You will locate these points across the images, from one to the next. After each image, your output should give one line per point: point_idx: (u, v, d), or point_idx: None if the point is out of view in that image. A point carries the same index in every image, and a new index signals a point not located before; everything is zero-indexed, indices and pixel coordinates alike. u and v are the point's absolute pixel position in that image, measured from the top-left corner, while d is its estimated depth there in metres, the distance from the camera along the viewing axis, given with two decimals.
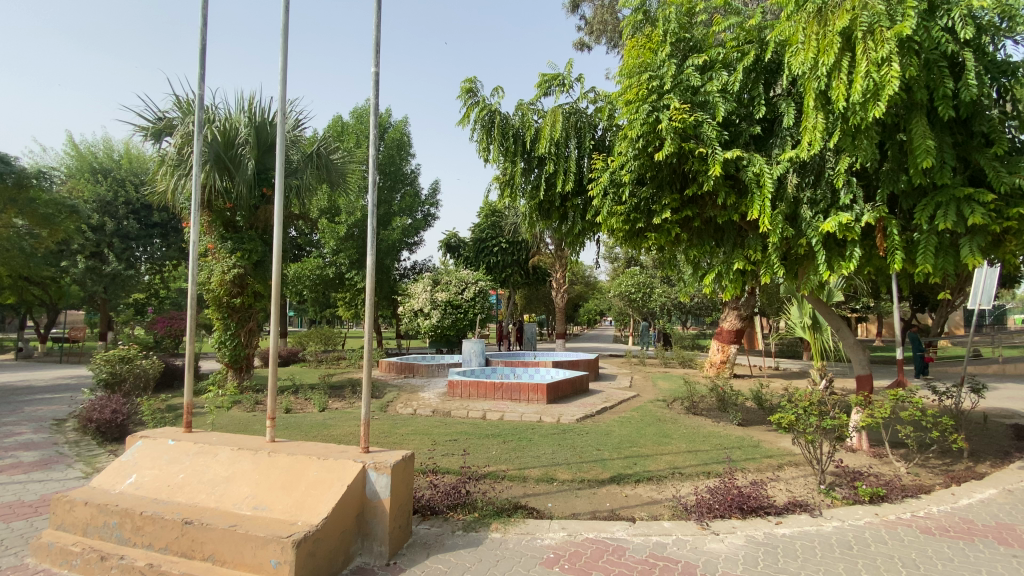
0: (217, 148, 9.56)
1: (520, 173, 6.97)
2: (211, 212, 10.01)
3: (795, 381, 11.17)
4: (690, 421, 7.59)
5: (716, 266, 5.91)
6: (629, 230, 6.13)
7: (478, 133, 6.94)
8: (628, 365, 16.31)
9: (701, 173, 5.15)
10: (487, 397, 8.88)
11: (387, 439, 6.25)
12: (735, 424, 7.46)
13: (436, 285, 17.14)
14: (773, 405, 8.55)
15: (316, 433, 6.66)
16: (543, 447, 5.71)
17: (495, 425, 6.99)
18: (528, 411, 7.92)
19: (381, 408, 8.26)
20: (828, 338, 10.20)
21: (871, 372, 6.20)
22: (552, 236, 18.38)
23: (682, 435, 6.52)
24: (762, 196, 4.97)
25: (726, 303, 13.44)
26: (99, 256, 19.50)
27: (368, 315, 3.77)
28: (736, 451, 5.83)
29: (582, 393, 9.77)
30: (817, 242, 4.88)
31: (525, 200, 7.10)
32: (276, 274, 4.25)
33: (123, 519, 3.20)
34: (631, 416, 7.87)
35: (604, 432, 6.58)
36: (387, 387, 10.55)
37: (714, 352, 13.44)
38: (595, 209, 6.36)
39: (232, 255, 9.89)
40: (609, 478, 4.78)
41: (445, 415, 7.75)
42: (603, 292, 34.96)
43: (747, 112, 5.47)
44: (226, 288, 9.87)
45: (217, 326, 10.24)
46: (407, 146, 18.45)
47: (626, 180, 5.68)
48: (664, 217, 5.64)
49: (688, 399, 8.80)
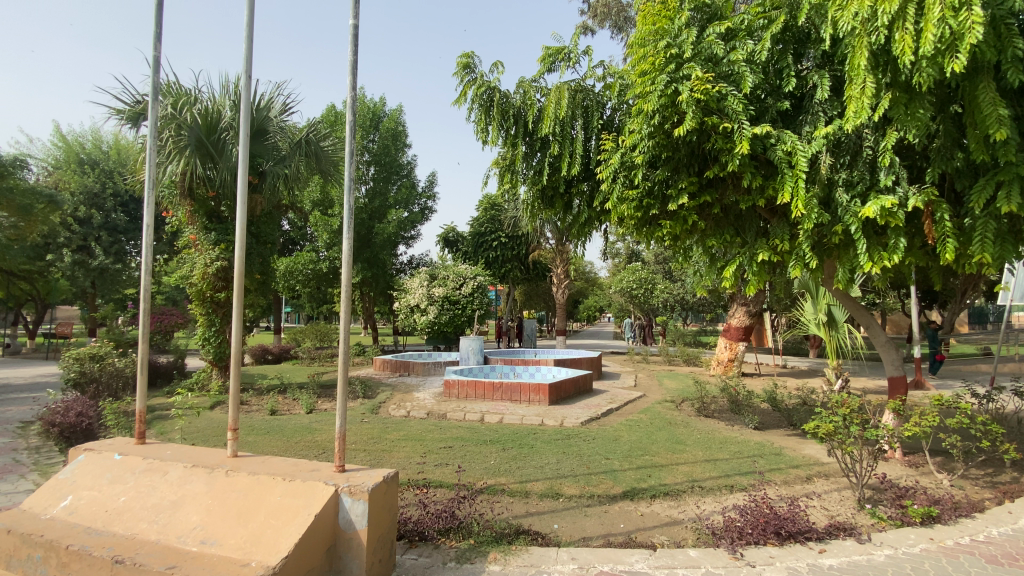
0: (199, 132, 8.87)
1: (522, 157, 6.43)
2: (193, 201, 9.32)
3: (807, 380, 10.67)
4: (703, 425, 7.06)
5: (737, 258, 5.35)
6: (640, 219, 5.58)
7: (476, 111, 6.38)
8: (631, 363, 15.81)
9: (725, 152, 4.61)
10: (485, 398, 8.35)
11: (376, 445, 5.71)
12: (751, 429, 6.97)
13: (432, 280, 16.57)
14: (789, 407, 8.05)
15: (300, 438, 6.13)
16: (546, 456, 5.20)
17: (493, 430, 6.45)
18: (529, 413, 7.41)
19: (372, 410, 7.72)
20: (844, 336, 9.70)
21: (905, 373, 5.69)
22: (554, 230, 17.84)
23: (698, 442, 6.00)
24: (794, 177, 4.43)
25: (735, 300, 12.97)
26: (87, 249, 18.94)
27: (344, 305, 3.24)
28: (758, 461, 5.31)
29: (586, 393, 9.26)
30: (856, 229, 4.34)
31: (527, 186, 6.55)
32: (242, 263, 3.64)
33: (46, 553, 2.69)
34: (639, 419, 7.37)
35: (611, 438, 6.06)
36: (381, 387, 10.06)
37: (721, 350, 12.92)
38: (602, 196, 5.82)
39: (216, 246, 9.33)
40: (622, 494, 4.25)
41: (440, 418, 7.23)
42: (603, 288, 34.44)
43: (774, 86, 4.95)
44: (210, 282, 9.34)
45: (201, 322, 9.71)
46: (404, 136, 17.91)
47: (638, 161, 5.14)
48: (681, 203, 5.11)
49: (699, 400, 8.30)
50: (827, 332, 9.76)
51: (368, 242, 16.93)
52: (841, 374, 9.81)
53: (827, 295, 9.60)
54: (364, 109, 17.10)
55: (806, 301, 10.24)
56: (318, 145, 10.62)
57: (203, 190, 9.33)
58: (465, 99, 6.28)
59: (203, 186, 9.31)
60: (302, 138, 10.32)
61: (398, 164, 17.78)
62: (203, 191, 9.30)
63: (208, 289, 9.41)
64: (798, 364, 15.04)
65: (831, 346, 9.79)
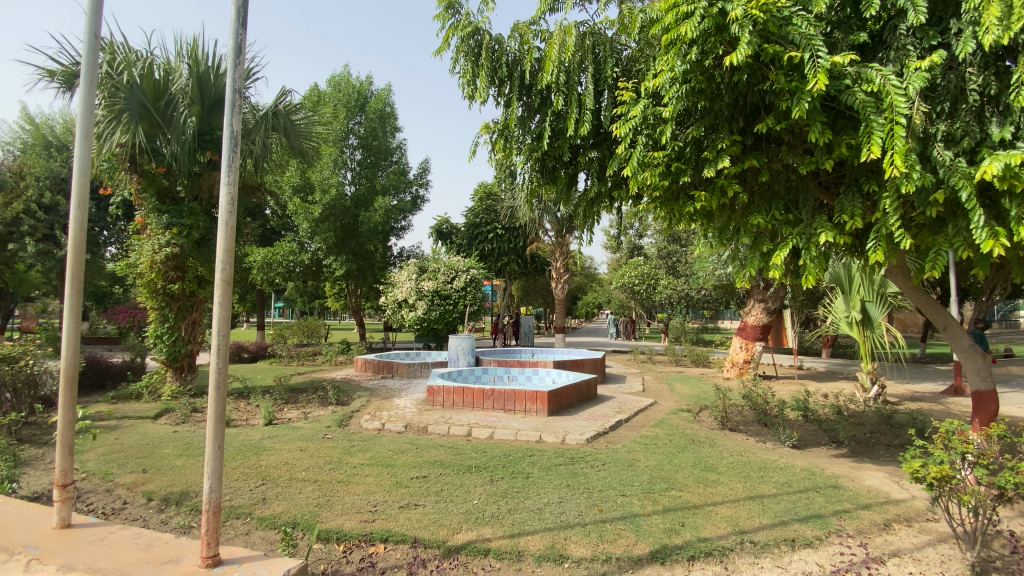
0: (143, 95, 7.64)
1: (517, 120, 5.31)
2: (140, 175, 8.15)
3: (837, 386, 9.53)
4: (733, 444, 5.92)
5: (789, 239, 4.21)
6: (666, 192, 4.44)
7: (462, 61, 5.21)
8: (637, 364, 14.61)
9: (787, 94, 3.49)
10: (475, 407, 7.17)
11: (333, 472, 4.56)
12: (790, 448, 5.85)
13: (422, 273, 15.39)
14: (828, 420, 6.94)
15: (241, 460, 4.93)
16: (544, 491, 4.09)
17: (480, 449, 5.30)
18: (525, 426, 6.27)
19: (340, 422, 6.53)
20: (880, 335, 8.57)
21: (995, 388, 4.62)
22: (553, 221, 16.75)
23: (734, 469, 4.85)
24: (883, 123, 3.29)
25: (750, 296, 11.86)
26: (52, 239, 17.58)
27: (219, 293, 2.41)
28: (816, 498, 4.17)
29: (590, 400, 8.14)
30: (969, 195, 3.20)
31: (523, 156, 5.40)
32: (75, 231, 2.81)
33: None
34: (656, 434, 6.25)
35: (625, 462, 4.92)
36: (358, 391, 8.88)
37: (735, 351, 11.77)
38: (617, 164, 4.68)
39: (167, 231, 8.12)
40: (650, 555, 3.11)
41: (419, 433, 6.06)
42: (603, 284, 33.25)
43: (843, 17, 3.85)
44: (160, 271, 8.15)
45: (152, 318, 8.53)
46: (393, 119, 16.68)
47: (668, 114, 4.00)
48: (721, 167, 3.99)
49: (721, 411, 7.18)
50: (860, 332, 8.63)
51: (352, 232, 15.70)
52: (876, 379, 8.72)
53: (863, 290, 8.45)
54: (348, 89, 15.94)
55: (835, 298, 9.10)
56: (288, 118, 9.36)
57: (151, 165, 8.17)
58: (447, 46, 5.10)
59: (150, 161, 8.15)
60: (269, 110, 9.07)
61: (387, 149, 16.57)
62: (151, 166, 8.15)
63: (159, 280, 8.23)
64: (816, 366, 13.93)
65: (866, 348, 8.67)
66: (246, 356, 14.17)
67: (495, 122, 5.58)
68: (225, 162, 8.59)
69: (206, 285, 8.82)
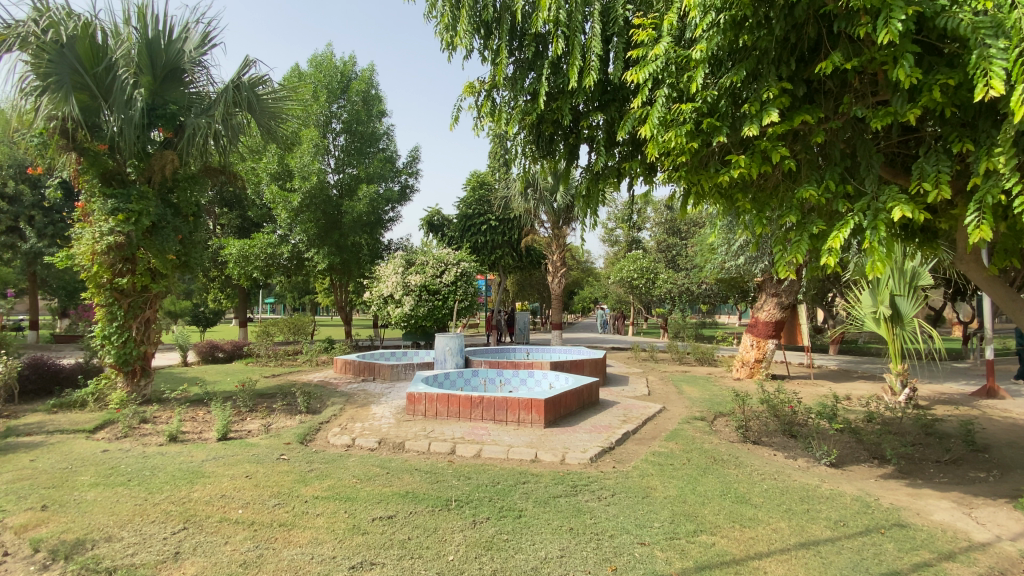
0: (75, 59, 6.85)
1: (507, 76, 4.47)
2: (78, 153, 7.12)
3: (862, 388, 8.67)
4: (762, 463, 5.04)
5: (848, 217, 3.37)
6: (694, 159, 3.59)
7: (441, 4, 4.33)
8: (638, 362, 13.73)
9: (866, 17, 2.65)
10: (461, 417, 6.26)
11: (279, 511, 3.66)
12: (827, 468, 5.00)
13: (409, 267, 14.46)
14: (865, 430, 6.08)
15: (167, 495, 4.01)
16: (542, 539, 3.20)
17: (462, 474, 4.39)
18: (518, 440, 5.40)
19: (302, 437, 5.61)
20: (911, 332, 7.68)
21: None
22: (549, 211, 15.86)
23: (772, 500, 3.97)
24: (1002, 50, 2.45)
25: (762, 290, 10.99)
26: (18, 231, 16.56)
27: None
28: (884, 545, 3.30)
29: (592, 407, 7.25)
30: None
31: (515, 122, 4.55)
32: None
33: None
34: (671, 450, 5.37)
35: (639, 493, 4.03)
36: (333, 397, 7.97)
37: (745, 349, 10.86)
38: (631, 126, 3.83)
39: (111, 217, 7.15)
40: None
41: (394, 451, 5.18)
42: (601, 279, 32.35)
43: None
44: (104, 263, 7.19)
45: (99, 317, 7.57)
46: (378, 102, 15.70)
47: (700, 53, 3.14)
48: (765, 123, 3.15)
49: (742, 420, 6.33)
50: (889, 329, 7.75)
51: (335, 224, 14.72)
52: (906, 382, 7.88)
53: (893, 283, 7.55)
54: (330, 69, 14.96)
55: (860, 292, 8.22)
56: (253, 92, 8.28)
57: (90, 140, 7.17)
58: None
59: (89, 136, 7.20)
60: (229, 83, 8.00)
61: (374, 135, 15.61)
62: (90, 143, 7.14)
63: (105, 274, 7.27)
64: (828, 364, 13.11)
65: (894, 348, 7.80)
66: (221, 356, 13.19)
67: (481, 81, 4.70)
68: (179, 140, 7.79)
69: (160, 279, 7.82)
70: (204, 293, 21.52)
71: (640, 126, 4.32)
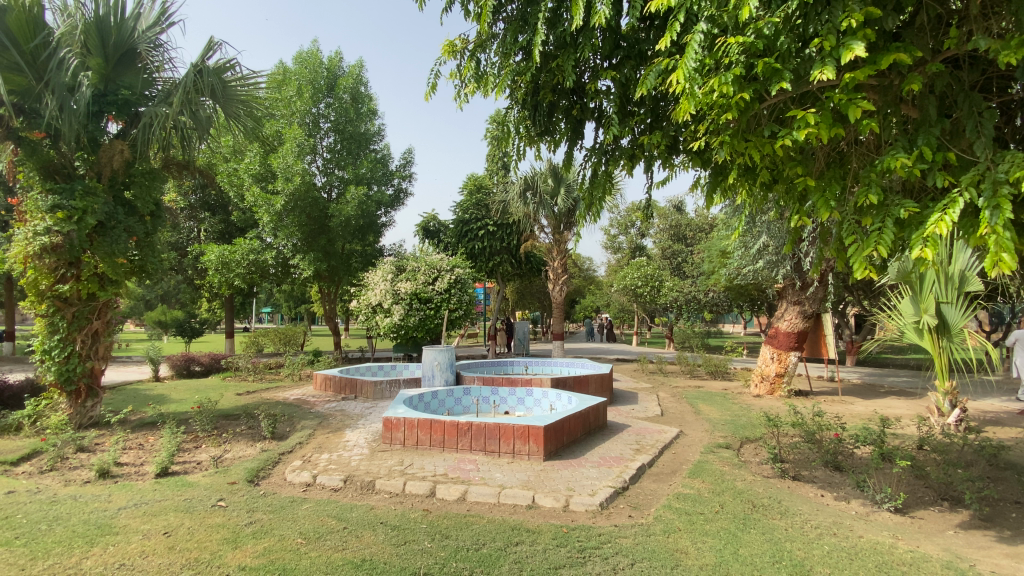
0: (4, 35, 6.11)
1: (495, 26, 3.62)
2: (15, 143, 6.32)
3: (904, 409, 7.67)
4: (813, 510, 4.06)
5: (955, 195, 2.46)
6: (741, 119, 2.69)
7: None
8: (646, 377, 12.71)
9: None
10: (446, 448, 5.30)
11: None
12: (892, 517, 4.05)
13: (399, 273, 13.57)
14: (925, 462, 5.11)
15: (50, 564, 3.06)
16: None
17: (438, 532, 3.43)
18: (512, 479, 4.45)
19: (252, 475, 4.66)
20: (962, 345, 5.89)
21: None
22: (549, 215, 15.00)
23: (844, 572, 3.00)
24: None
25: (782, 296, 10.02)
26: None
27: None
28: None
29: (598, 432, 6.28)
30: None
31: (500, 87, 3.75)
32: None
33: None
34: (699, 491, 4.40)
35: (666, 561, 3.08)
36: (304, 419, 7.03)
37: (764, 362, 9.90)
38: (654, 84, 2.95)
39: (49, 213, 6.21)
40: None
41: (360, 495, 4.22)
42: (603, 287, 31.40)
43: None
44: (42, 268, 6.30)
45: (39, 329, 6.69)
46: (367, 100, 14.95)
47: None
48: (848, 60, 2.26)
49: (776, 451, 5.35)
50: (933, 342, 5.96)
51: (322, 228, 13.81)
52: (955, 402, 6.53)
53: (936, 288, 5.72)
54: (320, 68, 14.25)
55: (896, 296, 6.49)
56: (218, 78, 7.33)
57: (26, 128, 6.37)
58: None
59: (26, 124, 6.37)
60: (189, 67, 7.03)
61: (364, 136, 14.81)
62: (26, 130, 6.34)
63: (44, 281, 6.38)
64: (850, 378, 12.13)
65: (941, 363, 6.04)
66: (196, 370, 12.24)
67: (464, 39, 3.96)
68: (135, 130, 6.95)
69: (109, 285, 6.84)
70: (190, 302, 20.59)
71: (662, 91, 3.49)
